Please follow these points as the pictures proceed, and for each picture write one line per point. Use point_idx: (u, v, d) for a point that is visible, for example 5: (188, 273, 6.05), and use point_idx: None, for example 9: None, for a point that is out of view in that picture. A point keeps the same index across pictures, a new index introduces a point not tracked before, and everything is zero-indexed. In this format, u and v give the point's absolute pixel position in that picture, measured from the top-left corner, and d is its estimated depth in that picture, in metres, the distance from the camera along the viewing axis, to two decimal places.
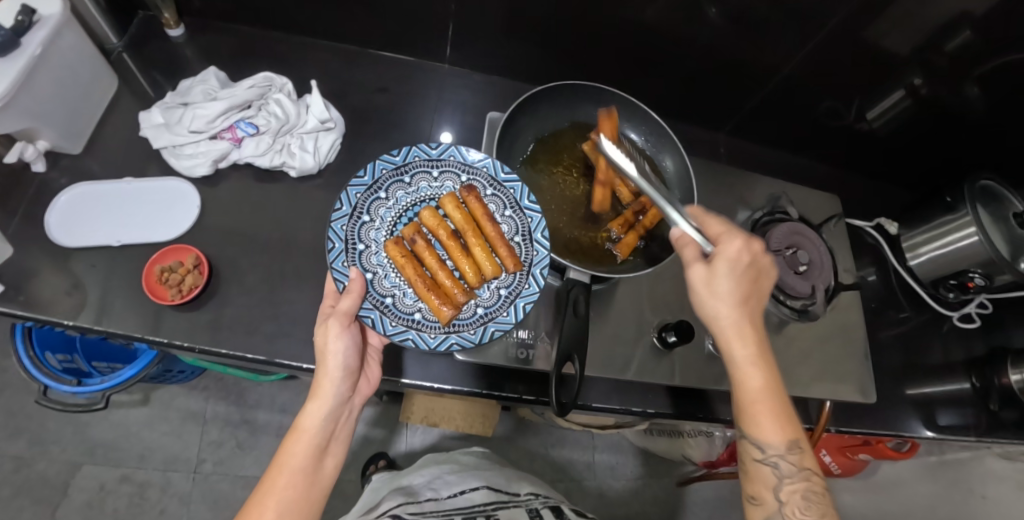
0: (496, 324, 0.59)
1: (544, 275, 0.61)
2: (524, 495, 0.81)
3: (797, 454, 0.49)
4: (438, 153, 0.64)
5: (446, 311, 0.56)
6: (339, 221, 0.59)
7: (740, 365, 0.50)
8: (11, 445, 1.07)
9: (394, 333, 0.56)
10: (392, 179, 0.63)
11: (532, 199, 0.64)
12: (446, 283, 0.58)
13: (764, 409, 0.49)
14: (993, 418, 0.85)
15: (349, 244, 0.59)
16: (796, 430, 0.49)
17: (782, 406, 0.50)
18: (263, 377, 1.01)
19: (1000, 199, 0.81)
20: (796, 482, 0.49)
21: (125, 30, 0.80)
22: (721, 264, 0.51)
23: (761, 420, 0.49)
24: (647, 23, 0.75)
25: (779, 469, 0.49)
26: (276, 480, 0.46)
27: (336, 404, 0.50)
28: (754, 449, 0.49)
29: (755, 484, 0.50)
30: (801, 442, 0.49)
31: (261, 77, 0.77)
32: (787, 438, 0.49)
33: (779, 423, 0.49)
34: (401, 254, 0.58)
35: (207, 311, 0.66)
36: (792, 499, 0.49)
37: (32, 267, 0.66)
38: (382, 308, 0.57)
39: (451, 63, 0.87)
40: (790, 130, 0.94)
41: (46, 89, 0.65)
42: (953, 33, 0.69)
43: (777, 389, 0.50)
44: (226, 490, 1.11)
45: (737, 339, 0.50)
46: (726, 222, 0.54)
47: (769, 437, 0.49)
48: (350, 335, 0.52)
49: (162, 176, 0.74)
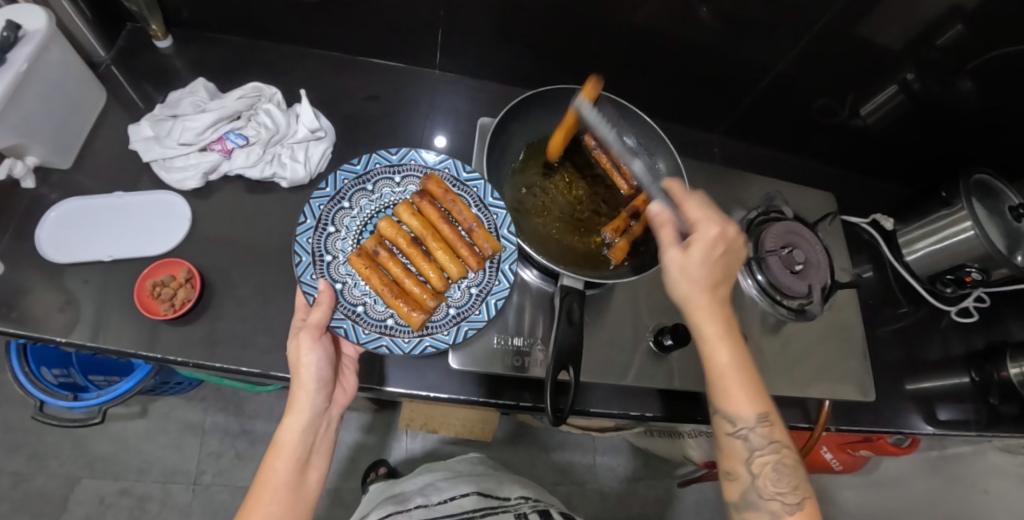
0: (469, 323, 0.60)
1: (514, 270, 0.62)
2: (514, 499, 0.81)
3: (768, 428, 0.50)
4: (398, 158, 0.66)
5: (417, 316, 0.56)
6: (305, 234, 0.59)
7: (710, 344, 0.51)
8: (9, 461, 1.06)
9: (367, 341, 0.56)
10: (354, 188, 0.63)
11: (496, 196, 0.64)
12: (415, 289, 0.58)
13: (733, 384, 0.50)
14: (994, 412, 0.85)
15: (317, 255, 0.59)
16: (766, 404, 0.50)
17: (753, 382, 0.50)
18: (261, 387, 1.01)
19: (998, 194, 0.81)
20: (766, 454, 0.49)
21: (112, 43, 0.80)
22: (698, 246, 0.51)
23: (732, 396, 0.50)
24: (638, 24, 0.75)
25: (750, 442, 0.50)
26: (260, 497, 0.47)
27: (313, 417, 0.50)
28: (727, 423, 0.50)
29: (729, 459, 0.51)
30: (772, 416, 0.50)
31: (250, 87, 0.76)
32: (758, 412, 0.49)
33: (752, 399, 0.49)
34: (365, 265, 0.57)
35: (201, 325, 0.66)
36: (764, 471, 0.50)
37: (23, 284, 0.65)
38: (354, 317, 0.57)
39: (442, 69, 0.87)
40: (784, 128, 0.94)
41: (34, 104, 0.65)
42: (943, 27, 0.69)
43: (745, 364, 0.51)
44: (226, 501, 1.10)
45: (706, 320, 0.51)
46: (707, 205, 0.53)
47: (741, 412, 0.49)
48: (322, 347, 0.51)
49: (153, 189, 0.73)
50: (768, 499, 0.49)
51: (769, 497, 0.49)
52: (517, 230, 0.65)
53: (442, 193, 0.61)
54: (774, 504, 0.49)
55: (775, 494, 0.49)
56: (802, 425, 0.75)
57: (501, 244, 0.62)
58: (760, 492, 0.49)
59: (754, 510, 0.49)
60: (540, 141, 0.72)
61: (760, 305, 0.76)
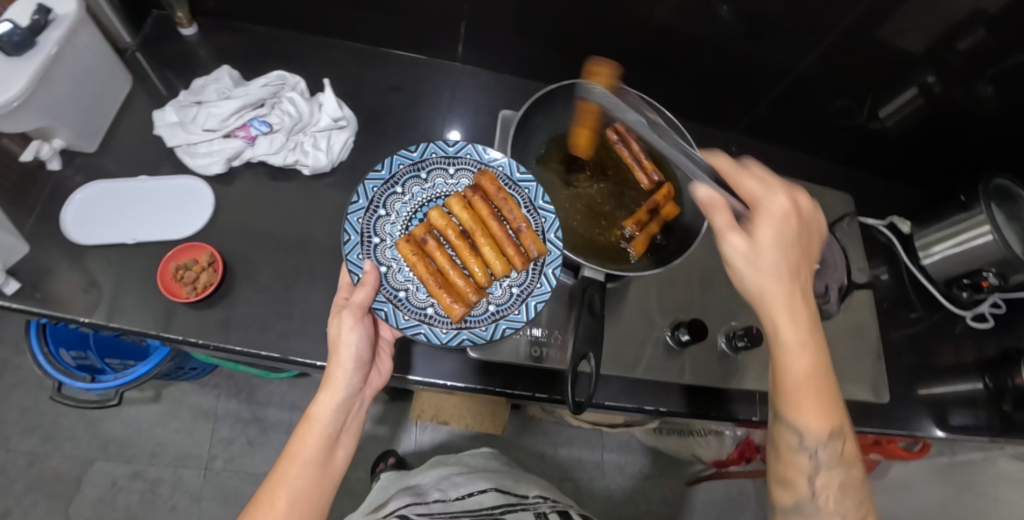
0: (507, 321, 0.59)
1: (556, 275, 0.61)
2: (533, 498, 0.81)
3: (835, 438, 0.50)
4: (455, 150, 0.64)
5: (458, 309, 0.56)
6: (356, 214, 0.59)
7: (789, 351, 0.47)
8: (25, 441, 1.08)
9: (407, 326, 0.56)
10: (408, 174, 0.62)
11: (546, 199, 0.63)
12: (458, 282, 0.58)
13: (808, 393, 0.48)
14: (1007, 421, 0.84)
15: (365, 237, 0.58)
16: (835, 414, 0.50)
17: (826, 389, 0.49)
18: (275, 375, 1.02)
19: (1014, 199, 0.80)
20: (829, 466, 0.51)
21: (139, 30, 0.81)
22: (763, 229, 0.46)
23: (805, 408, 0.48)
24: (659, 22, 0.75)
25: (813, 455, 0.50)
26: (288, 470, 0.47)
27: (347, 396, 0.50)
28: (794, 438, 0.50)
29: (788, 469, 0.52)
30: (837, 429, 0.50)
31: (274, 75, 0.77)
32: (826, 425, 0.49)
33: (823, 411, 0.48)
34: (412, 252, 0.57)
35: (221, 308, 0.67)
36: (824, 480, 0.51)
37: (48, 265, 0.66)
38: (395, 302, 0.57)
39: (463, 62, 0.88)
40: (804, 128, 0.93)
41: (61, 87, 0.66)
42: (966, 31, 0.69)
43: (824, 369, 0.48)
44: (236, 487, 1.11)
45: (785, 321, 0.47)
46: (763, 175, 0.49)
47: (810, 425, 0.49)
48: (363, 327, 0.51)
49: (175, 174, 0.74)
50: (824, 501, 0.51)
51: (823, 505, 0.51)
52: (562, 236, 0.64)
53: (495, 191, 0.60)
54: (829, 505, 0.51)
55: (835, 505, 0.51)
56: None
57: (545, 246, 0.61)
58: (816, 503, 0.51)
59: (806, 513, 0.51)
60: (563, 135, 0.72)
61: None
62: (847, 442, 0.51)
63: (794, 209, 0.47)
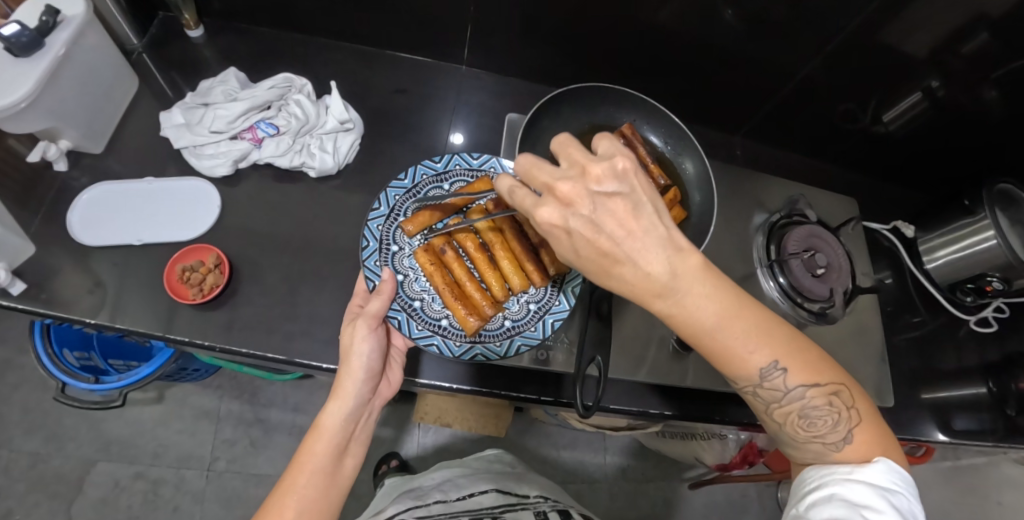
0: (522, 338, 0.60)
1: (575, 294, 0.62)
2: (533, 498, 0.81)
3: (784, 374, 0.40)
4: (479, 163, 0.67)
5: (472, 322, 0.56)
6: (376, 221, 0.61)
7: (680, 323, 0.36)
8: (27, 441, 1.08)
9: (420, 337, 0.57)
10: (431, 185, 0.64)
11: None
12: (475, 295, 0.58)
13: (727, 349, 0.38)
14: (1012, 424, 0.83)
15: (384, 244, 0.60)
16: (776, 351, 0.39)
17: (751, 333, 0.38)
18: (278, 376, 1.02)
19: (1018, 203, 0.80)
20: (792, 401, 0.42)
21: (145, 32, 0.81)
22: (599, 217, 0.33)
23: (732, 362, 0.39)
24: (665, 25, 0.75)
25: (767, 396, 0.41)
26: (297, 479, 0.46)
27: (356, 405, 0.50)
28: (735, 384, 0.42)
29: (754, 409, 0.44)
30: (784, 360, 0.40)
31: (281, 77, 0.77)
32: (767, 367, 0.39)
33: (758, 355, 0.39)
34: (430, 262, 0.58)
35: (227, 310, 0.67)
36: (791, 418, 0.43)
37: (55, 266, 0.67)
38: (410, 311, 0.58)
39: (469, 65, 0.88)
40: (808, 132, 0.93)
41: (68, 89, 0.66)
42: (969, 35, 0.69)
43: (733, 317, 0.37)
44: (238, 488, 1.11)
45: (659, 301, 0.35)
46: (567, 144, 0.36)
47: (748, 374, 0.40)
48: (376, 337, 0.51)
49: (182, 176, 0.74)
50: (809, 443, 0.43)
51: (809, 440, 0.43)
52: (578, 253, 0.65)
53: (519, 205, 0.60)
54: (816, 446, 0.43)
55: (814, 437, 0.43)
56: None
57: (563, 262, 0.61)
58: (800, 437, 0.43)
59: (799, 451, 0.44)
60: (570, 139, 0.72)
61: (781, 307, 0.75)
62: (812, 364, 0.41)
63: (585, 184, 0.34)
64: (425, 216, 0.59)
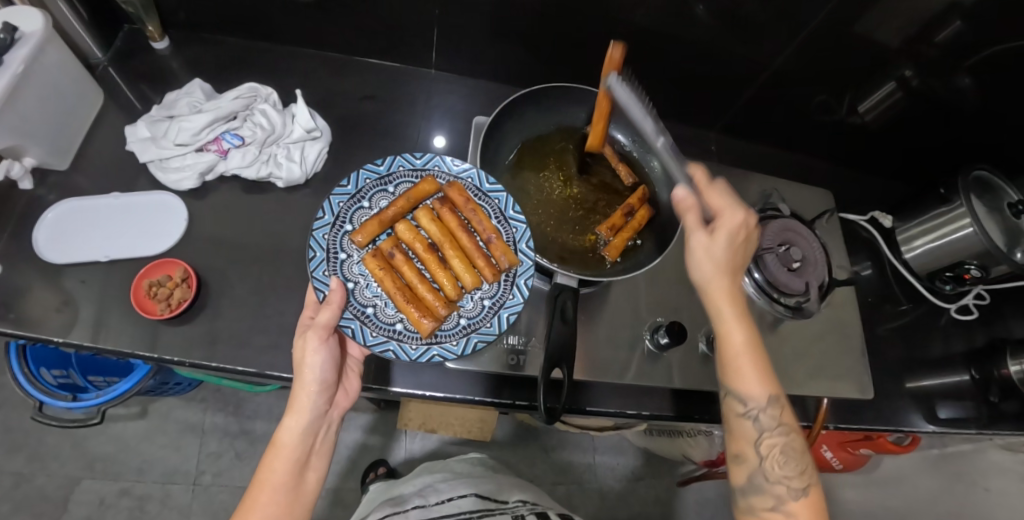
0: (479, 335, 0.58)
1: (528, 285, 0.60)
2: (512, 502, 0.79)
3: (777, 409, 0.52)
4: (422, 162, 0.64)
5: (427, 323, 0.55)
6: (322, 230, 0.58)
7: (726, 324, 0.53)
8: (10, 461, 1.07)
9: (374, 344, 0.55)
10: (375, 189, 0.62)
11: (517, 209, 0.62)
12: (428, 296, 0.57)
13: (747, 364, 0.52)
14: (993, 408, 0.84)
15: (331, 253, 0.58)
16: (775, 386, 0.52)
17: (765, 364, 0.53)
18: (260, 388, 1.00)
19: (995, 190, 0.80)
20: (774, 435, 0.51)
21: (110, 45, 0.80)
22: (722, 233, 0.53)
23: (745, 375, 0.52)
24: (633, 22, 0.75)
25: (759, 424, 0.52)
26: (257, 497, 0.46)
27: (313, 418, 0.50)
28: (738, 404, 0.52)
29: (738, 439, 0.53)
30: (781, 400, 0.52)
31: (246, 87, 0.77)
32: (768, 393, 0.52)
33: (764, 378, 0.52)
34: (379, 266, 0.57)
35: (198, 323, 0.66)
36: (771, 452, 0.51)
37: (20, 285, 0.66)
38: (363, 318, 0.56)
39: (438, 69, 0.87)
40: (782, 126, 0.93)
41: (29, 106, 0.65)
42: (941, 24, 0.69)
43: (760, 345, 0.53)
44: (226, 501, 1.11)
45: (724, 300, 0.53)
46: (729, 193, 0.55)
47: (752, 392, 0.52)
48: (328, 349, 0.51)
49: (150, 189, 0.74)
50: (775, 483, 0.50)
51: (776, 481, 0.50)
52: (535, 245, 0.63)
53: (463, 201, 0.60)
54: (780, 487, 0.50)
55: (782, 477, 0.50)
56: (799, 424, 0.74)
57: (515, 254, 0.60)
58: (767, 475, 0.51)
59: (760, 493, 0.51)
60: (536, 141, 0.72)
61: (757, 303, 0.75)
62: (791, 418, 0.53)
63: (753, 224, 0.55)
64: (372, 223, 0.58)
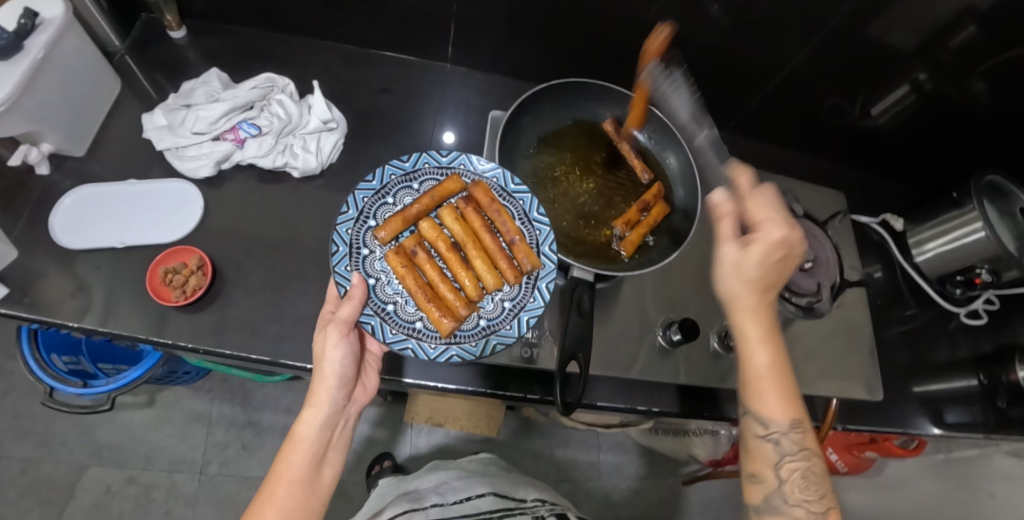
0: (498, 336, 0.58)
1: (550, 289, 0.60)
2: (531, 502, 0.80)
3: (801, 433, 0.48)
4: (448, 160, 0.64)
5: (447, 323, 0.55)
6: (345, 225, 0.58)
7: (748, 343, 0.50)
8: (18, 447, 1.07)
9: (394, 341, 0.55)
10: (400, 185, 0.62)
11: (541, 211, 0.62)
12: (448, 295, 0.57)
13: (770, 384, 0.48)
14: (1000, 416, 0.84)
15: (353, 248, 0.58)
16: (800, 410, 0.49)
17: (791, 387, 0.49)
18: (269, 379, 1.01)
19: (1006, 195, 0.80)
20: (796, 460, 0.48)
21: (128, 33, 0.81)
22: (757, 247, 0.49)
23: (765, 395, 0.48)
24: (650, 21, 0.75)
25: (781, 447, 0.48)
26: (275, 490, 0.46)
27: (332, 413, 0.50)
28: (758, 425, 0.49)
29: (756, 461, 0.49)
30: (804, 423, 0.49)
31: (263, 77, 0.77)
32: (792, 416, 0.48)
33: (788, 402, 0.48)
34: (401, 263, 0.57)
35: (211, 311, 0.66)
36: (791, 477, 0.48)
37: (36, 270, 0.66)
38: (383, 315, 0.56)
39: (453, 63, 0.87)
40: (795, 127, 0.93)
41: (48, 93, 0.66)
42: (956, 29, 0.69)
43: (786, 368, 0.49)
44: (232, 491, 1.11)
45: (749, 317, 0.51)
46: (773, 205, 0.51)
47: (774, 414, 0.48)
48: (348, 344, 0.51)
49: (165, 177, 0.74)
50: (794, 507, 0.47)
51: (795, 504, 0.47)
52: (557, 247, 0.63)
53: (488, 202, 0.60)
54: (799, 511, 0.47)
55: (802, 502, 0.47)
56: (808, 424, 0.74)
57: (540, 258, 0.60)
58: (787, 497, 0.48)
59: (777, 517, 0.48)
60: (554, 137, 0.72)
61: None
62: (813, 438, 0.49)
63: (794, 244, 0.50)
64: (396, 220, 0.59)
